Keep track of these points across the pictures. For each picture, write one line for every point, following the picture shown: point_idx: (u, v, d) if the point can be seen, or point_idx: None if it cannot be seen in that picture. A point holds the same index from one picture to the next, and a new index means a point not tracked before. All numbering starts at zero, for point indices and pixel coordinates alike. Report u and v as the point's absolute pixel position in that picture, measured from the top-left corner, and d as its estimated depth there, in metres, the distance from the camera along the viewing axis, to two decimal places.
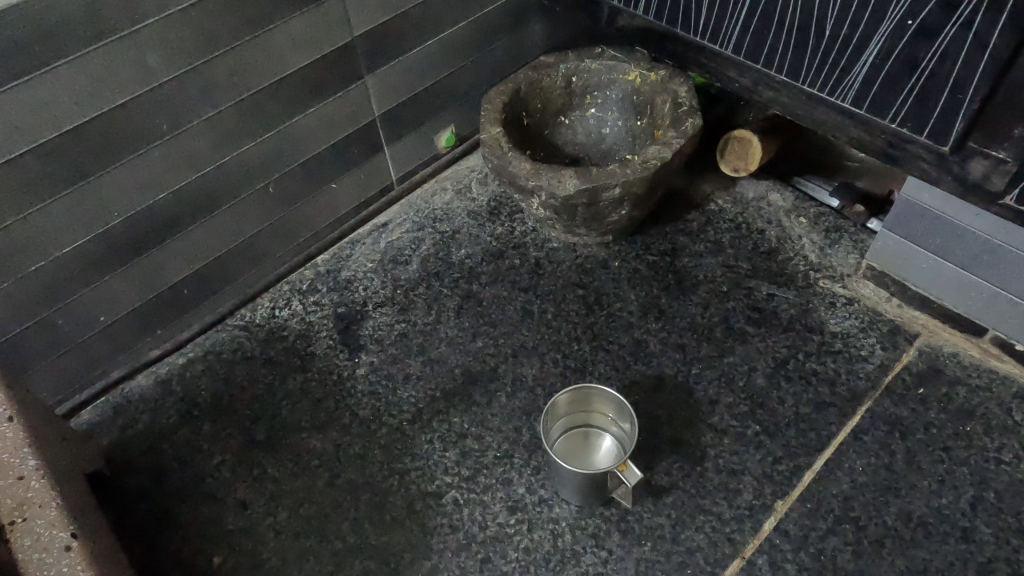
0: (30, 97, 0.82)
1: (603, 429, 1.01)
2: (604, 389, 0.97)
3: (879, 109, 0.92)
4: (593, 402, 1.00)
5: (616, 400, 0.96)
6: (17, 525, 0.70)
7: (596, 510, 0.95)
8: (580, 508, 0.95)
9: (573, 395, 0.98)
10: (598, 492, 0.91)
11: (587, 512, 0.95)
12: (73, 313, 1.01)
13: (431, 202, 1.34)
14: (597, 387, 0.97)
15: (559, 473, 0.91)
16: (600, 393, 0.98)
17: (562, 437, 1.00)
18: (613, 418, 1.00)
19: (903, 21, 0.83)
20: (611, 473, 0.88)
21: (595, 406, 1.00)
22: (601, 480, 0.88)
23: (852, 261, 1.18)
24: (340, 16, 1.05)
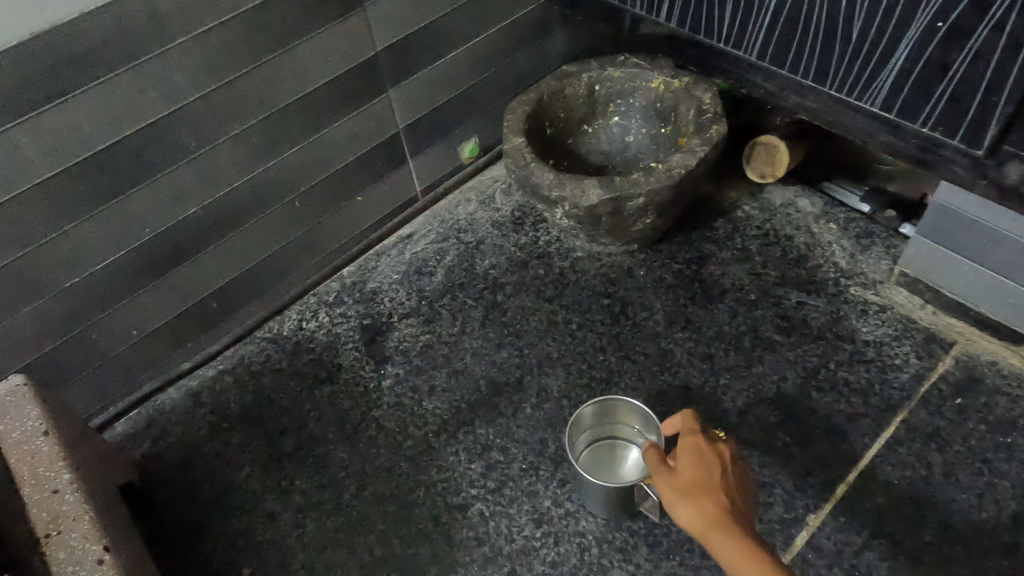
0: (62, 118, 0.83)
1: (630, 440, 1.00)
2: (629, 401, 0.96)
3: (909, 113, 0.90)
4: (618, 414, 0.99)
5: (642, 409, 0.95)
6: (50, 539, 0.71)
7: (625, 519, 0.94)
8: (607, 520, 0.94)
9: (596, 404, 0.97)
10: (625, 502, 0.90)
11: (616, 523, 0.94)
12: (106, 328, 1.03)
13: (455, 213, 1.34)
14: (622, 399, 0.96)
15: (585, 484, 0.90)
16: (626, 405, 0.96)
17: (587, 450, 0.99)
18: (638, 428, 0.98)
19: (933, 23, 0.81)
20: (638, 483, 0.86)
21: (620, 417, 0.99)
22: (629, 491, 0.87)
23: (885, 267, 1.15)
24: (363, 32, 1.06)
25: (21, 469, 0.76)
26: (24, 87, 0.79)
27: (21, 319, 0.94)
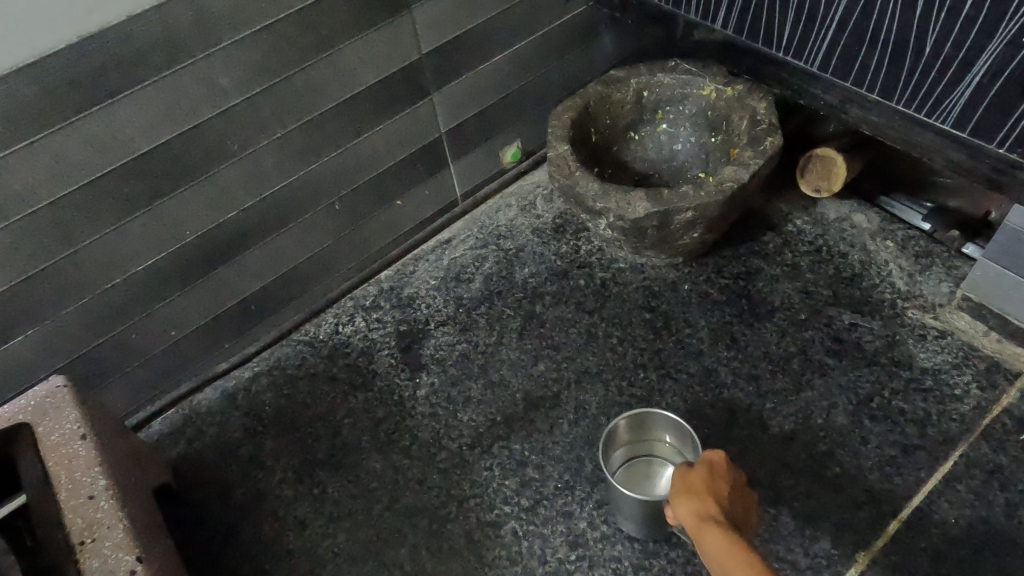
0: (107, 120, 0.83)
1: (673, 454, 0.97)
2: (662, 416, 0.93)
3: (984, 132, 0.85)
4: (653, 427, 0.95)
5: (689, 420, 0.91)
6: (86, 545, 0.71)
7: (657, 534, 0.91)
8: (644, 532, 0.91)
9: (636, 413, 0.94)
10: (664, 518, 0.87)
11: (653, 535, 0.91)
12: (146, 328, 1.03)
13: (495, 219, 1.32)
14: (655, 414, 0.93)
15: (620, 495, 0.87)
16: (659, 420, 0.94)
17: (622, 467, 0.97)
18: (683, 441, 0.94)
19: (1016, 38, 0.75)
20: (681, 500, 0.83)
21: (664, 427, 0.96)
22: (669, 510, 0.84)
23: (946, 290, 1.09)
24: (409, 35, 1.04)
25: (59, 472, 0.76)
26: (70, 90, 0.78)
27: (62, 318, 0.94)
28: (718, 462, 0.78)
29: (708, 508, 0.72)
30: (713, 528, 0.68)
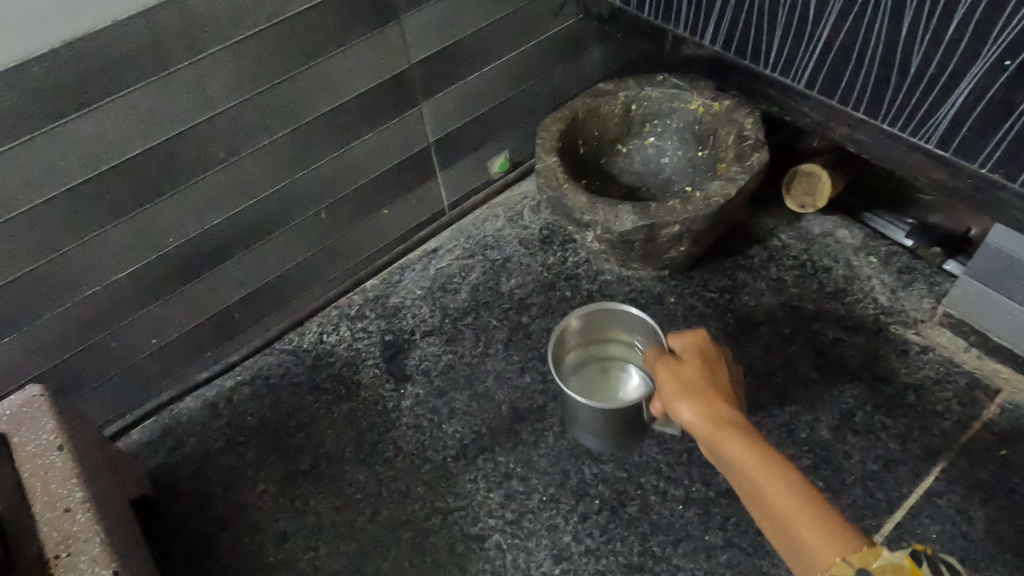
0: (91, 126, 0.82)
1: (627, 343, 1.05)
2: (617, 325, 1.03)
3: (966, 152, 0.86)
4: (608, 337, 1.05)
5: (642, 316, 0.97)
6: (60, 560, 0.70)
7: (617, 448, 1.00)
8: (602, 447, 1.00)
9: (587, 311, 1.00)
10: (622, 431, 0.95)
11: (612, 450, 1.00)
12: (126, 336, 1.02)
13: (483, 229, 1.32)
14: (610, 323, 1.03)
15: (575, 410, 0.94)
16: (613, 329, 1.03)
17: (578, 376, 1.06)
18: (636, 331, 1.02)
19: (999, 61, 0.77)
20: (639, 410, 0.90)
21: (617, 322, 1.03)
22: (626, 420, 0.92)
23: (927, 306, 1.11)
24: (399, 45, 1.04)
25: (34, 484, 0.75)
26: (54, 94, 0.77)
27: (40, 326, 0.92)
28: (702, 353, 0.75)
29: (715, 408, 0.67)
30: (736, 438, 0.62)
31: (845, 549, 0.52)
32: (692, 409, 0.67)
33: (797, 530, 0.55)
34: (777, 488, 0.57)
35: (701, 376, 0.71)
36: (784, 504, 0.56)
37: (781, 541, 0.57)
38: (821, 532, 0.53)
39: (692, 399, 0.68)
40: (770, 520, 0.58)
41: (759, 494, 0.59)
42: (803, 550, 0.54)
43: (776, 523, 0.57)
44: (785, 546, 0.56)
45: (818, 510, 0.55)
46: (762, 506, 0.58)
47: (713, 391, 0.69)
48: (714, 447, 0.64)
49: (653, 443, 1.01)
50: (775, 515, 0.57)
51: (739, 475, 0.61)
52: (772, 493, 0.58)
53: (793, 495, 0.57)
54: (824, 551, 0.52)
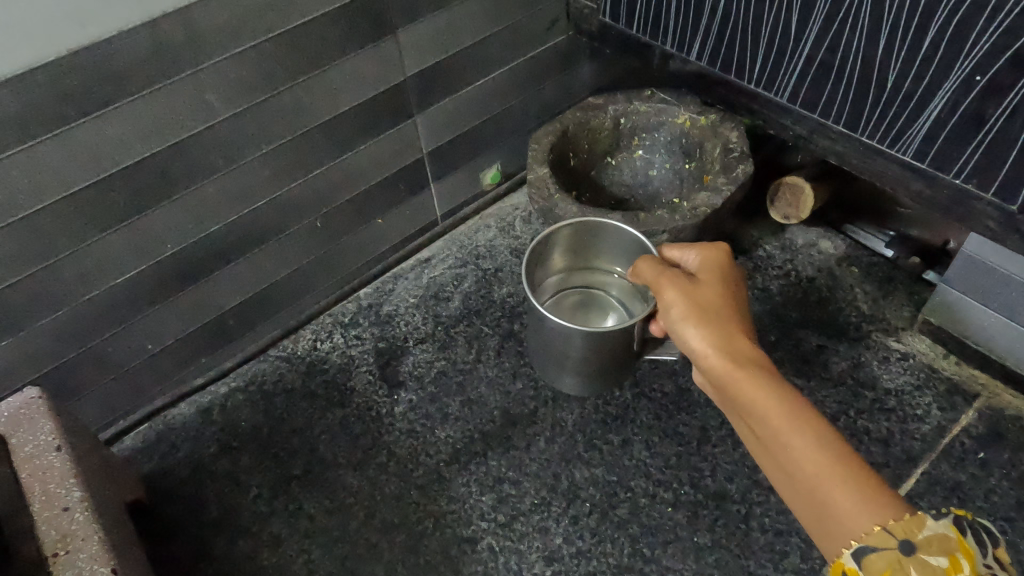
0: (94, 133, 0.83)
1: (609, 272, 1.11)
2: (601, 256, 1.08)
3: (941, 164, 0.90)
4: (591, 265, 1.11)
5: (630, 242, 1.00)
6: (58, 558, 0.71)
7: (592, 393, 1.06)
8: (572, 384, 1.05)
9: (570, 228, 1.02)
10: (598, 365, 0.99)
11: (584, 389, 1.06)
12: (122, 341, 1.03)
13: (475, 239, 1.34)
14: (596, 253, 1.08)
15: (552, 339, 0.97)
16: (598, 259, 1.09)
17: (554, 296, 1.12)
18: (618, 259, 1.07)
19: (970, 77, 0.81)
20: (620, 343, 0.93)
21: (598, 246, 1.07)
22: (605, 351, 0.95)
23: (907, 314, 1.14)
24: (395, 58, 1.07)
25: (32, 484, 0.76)
26: (59, 101, 0.79)
27: (37, 330, 0.93)
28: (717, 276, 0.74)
29: (735, 345, 0.67)
30: (759, 382, 0.63)
31: (880, 513, 0.54)
32: (710, 342, 0.67)
33: (828, 486, 0.57)
34: (807, 439, 0.59)
35: (717, 303, 0.71)
36: (815, 454, 0.58)
37: (802, 487, 0.59)
38: (854, 492, 0.56)
39: (710, 328, 0.68)
40: (794, 469, 0.60)
41: (785, 441, 0.60)
42: (830, 506, 0.57)
43: (801, 476, 0.59)
44: (806, 494, 0.59)
45: (852, 467, 0.57)
46: (786, 453, 0.60)
47: (729, 322, 0.69)
48: (732, 383, 0.65)
49: (643, 447, 1.03)
50: (802, 465, 0.59)
51: (761, 416, 0.62)
52: (803, 443, 0.59)
53: (826, 450, 0.58)
54: (859, 513, 0.55)
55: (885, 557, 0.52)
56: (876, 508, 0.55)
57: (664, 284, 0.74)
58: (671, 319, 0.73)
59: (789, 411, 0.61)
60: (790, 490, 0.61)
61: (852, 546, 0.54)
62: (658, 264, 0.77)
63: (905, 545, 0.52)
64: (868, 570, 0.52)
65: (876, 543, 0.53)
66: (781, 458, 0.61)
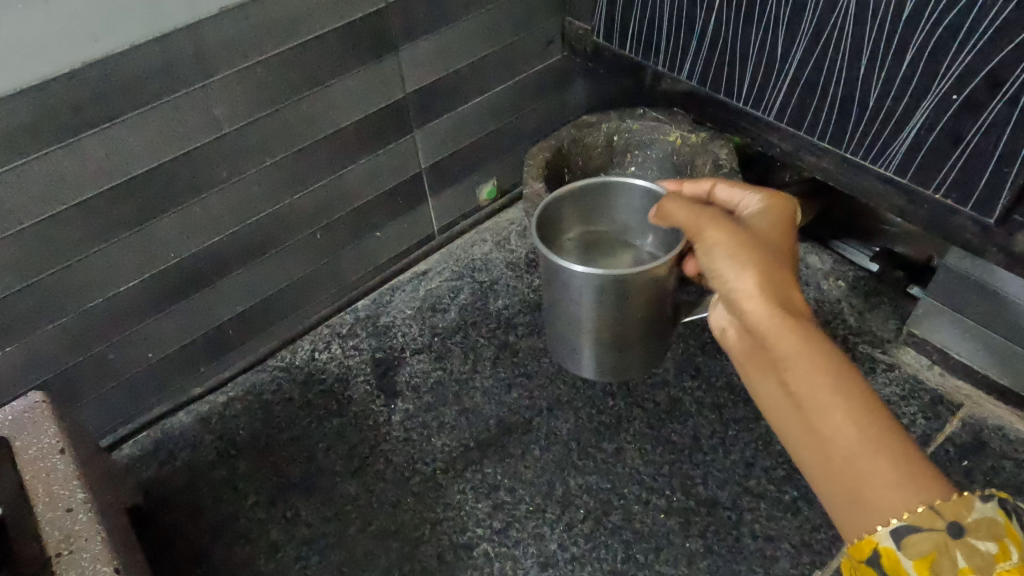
0: (103, 144, 0.86)
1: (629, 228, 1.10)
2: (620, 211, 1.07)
3: (922, 179, 0.93)
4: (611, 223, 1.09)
5: (646, 195, 1.02)
6: (61, 557, 0.72)
7: (615, 370, 1.10)
8: (597, 358, 1.08)
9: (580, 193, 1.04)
10: (620, 328, 1.02)
11: (610, 362, 1.08)
12: (123, 349, 1.04)
13: (471, 253, 1.37)
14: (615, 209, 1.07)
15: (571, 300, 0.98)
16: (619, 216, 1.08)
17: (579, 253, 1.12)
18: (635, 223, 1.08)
19: (947, 95, 0.85)
20: (640, 294, 0.95)
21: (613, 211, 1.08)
22: (627, 305, 0.97)
23: (893, 327, 1.17)
24: (395, 75, 1.10)
25: (36, 485, 0.77)
26: (71, 113, 0.81)
27: (40, 337, 0.94)
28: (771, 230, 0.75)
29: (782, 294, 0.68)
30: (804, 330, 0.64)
31: (926, 492, 0.53)
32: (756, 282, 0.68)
33: (865, 457, 0.56)
34: (847, 403, 0.58)
35: (768, 252, 0.72)
36: (851, 415, 0.57)
37: (830, 456, 0.58)
38: (891, 467, 0.55)
39: (756, 271, 0.69)
40: (825, 433, 0.58)
41: (820, 400, 0.59)
42: (863, 478, 0.55)
43: (832, 442, 0.57)
44: (833, 461, 0.57)
45: (894, 442, 0.56)
46: (817, 414, 0.59)
47: (777, 271, 0.70)
48: (773, 334, 0.65)
49: (636, 455, 1.05)
50: (836, 429, 0.57)
51: (798, 371, 0.61)
52: (842, 408, 0.58)
53: (866, 421, 0.57)
54: (893, 493, 0.54)
55: (931, 538, 0.51)
56: (911, 490, 0.54)
57: (708, 223, 0.75)
58: (714, 254, 0.73)
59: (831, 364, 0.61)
60: (800, 442, 0.61)
61: (889, 525, 0.53)
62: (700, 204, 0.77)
63: (952, 526, 0.51)
64: (908, 550, 0.52)
65: (918, 523, 0.52)
66: (811, 418, 0.59)
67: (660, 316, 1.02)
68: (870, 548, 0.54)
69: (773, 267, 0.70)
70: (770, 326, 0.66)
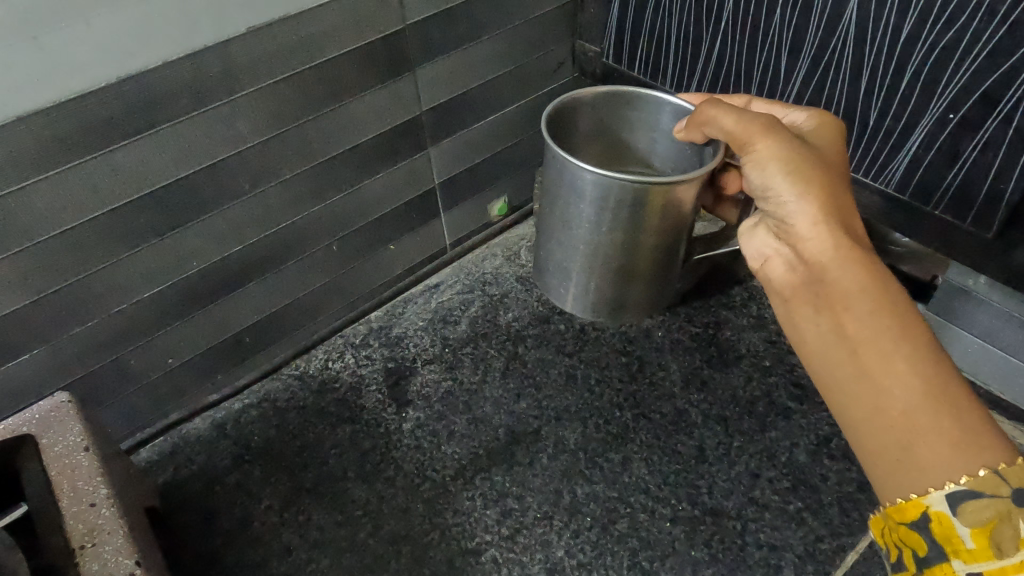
0: (134, 155, 0.90)
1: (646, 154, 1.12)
2: (637, 129, 1.09)
3: (922, 195, 0.97)
4: (629, 145, 1.11)
5: (671, 118, 1.03)
6: (85, 549, 0.74)
7: (614, 300, 1.10)
8: (597, 284, 1.07)
9: (604, 101, 1.05)
10: (625, 256, 1.01)
11: (609, 291, 1.08)
12: (144, 354, 1.07)
13: (481, 267, 1.40)
14: (632, 127, 1.09)
15: (579, 210, 0.97)
16: (635, 135, 1.10)
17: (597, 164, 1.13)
18: (653, 146, 1.09)
19: (945, 114, 0.88)
20: (653, 217, 0.94)
21: (633, 128, 1.09)
22: (638, 229, 0.96)
23: None
24: (412, 94, 1.15)
25: (61, 481, 0.80)
26: (105, 124, 0.85)
27: (65, 340, 0.97)
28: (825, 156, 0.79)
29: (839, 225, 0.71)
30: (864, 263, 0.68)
31: (990, 455, 0.54)
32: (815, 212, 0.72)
33: (925, 409, 0.58)
34: (909, 351, 0.61)
35: (827, 180, 0.75)
36: (910, 357, 0.60)
37: (886, 405, 0.60)
38: (950, 426, 0.56)
39: (814, 199, 0.73)
40: (883, 383, 0.61)
41: (882, 345, 0.62)
42: (918, 433, 0.57)
43: (891, 391, 0.60)
44: (887, 412, 0.60)
45: (955, 400, 0.57)
46: (877, 359, 0.62)
47: (834, 200, 0.73)
48: (832, 265, 0.69)
49: (642, 465, 1.07)
50: (896, 378, 0.60)
51: (858, 311, 0.65)
52: (905, 354, 0.61)
53: (930, 375, 0.59)
54: (951, 454, 0.55)
55: (992, 506, 0.51)
56: (970, 451, 0.55)
57: (761, 139, 0.77)
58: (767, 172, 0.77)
59: (889, 301, 0.64)
60: (846, 375, 0.65)
61: (944, 489, 0.54)
62: (748, 111, 0.80)
63: (1017, 494, 0.50)
64: (964, 517, 0.52)
65: (978, 488, 0.52)
66: (868, 363, 0.63)
67: (670, 247, 1.01)
68: (920, 510, 0.55)
69: (831, 193, 0.73)
70: (828, 253, 0.70)
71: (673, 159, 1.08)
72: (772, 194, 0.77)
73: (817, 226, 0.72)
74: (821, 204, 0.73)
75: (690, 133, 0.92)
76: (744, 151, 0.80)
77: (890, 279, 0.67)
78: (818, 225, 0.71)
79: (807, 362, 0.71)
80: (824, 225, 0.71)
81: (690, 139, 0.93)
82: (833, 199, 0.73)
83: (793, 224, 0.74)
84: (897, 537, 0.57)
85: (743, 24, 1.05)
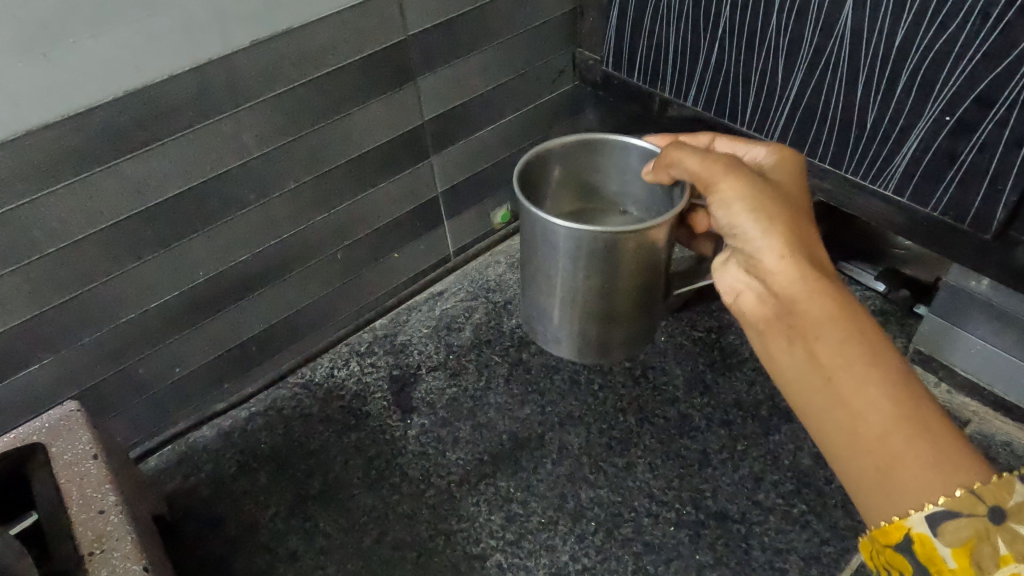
0: (142, 169, 0.91)
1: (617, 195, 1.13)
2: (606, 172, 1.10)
3: (920, 198, 0.97)
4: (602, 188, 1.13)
5: (638, 160, 1.04)
6: (94, 556, 0.75)
7: (596, 340, 1.10)
8: (578, 326, 1.08)
9: (572, 149, 1.06)
10: (602, 300, 1.02)
11: (592, 332, 1.09)
12: (151, 363, 1.08)
13: (486, 274, 1.41)
14: (602, 172, 1.10)
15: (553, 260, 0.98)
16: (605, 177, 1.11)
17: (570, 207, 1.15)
18: (626, 187, 1.10)
19: (941, 116, 0.89)
20: (627, 263, 0.95)
21: (603, 172, 1.10)
22: (612, 276, 0.97)
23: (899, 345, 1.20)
24: (414, 103, 1.16)
25: (71, 489, 0.81)
26: (112, 137, 0.86)
27: (74, 351, 0.99)
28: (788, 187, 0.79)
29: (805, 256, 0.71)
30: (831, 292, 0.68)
31: (965, 475, 0.55)
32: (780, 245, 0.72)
33: (900, 433, 0.58)
34: (881, 376, 0.61)
35: (790, 211, 0.75)
36: (882, 381, 0.61)
37: (863, 432, 0.61)
38: (925, 448, 0.57)
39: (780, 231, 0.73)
40: (858, 409, 0.61)
41: (854, 372, 0.62)
42: (897, 457, 0.58)
43: (866, 417, 0.61)
44: (865, 438, 0.60)
45: (929, 423, 0.58)
46: (851, 386, 0.62)
47: (798, 231, 0.73)
48: (802, 296, 0.69)
49: (646, 469, 1.07)
50: (871, 404, 0.61)
51: (830, 340, 0.65)
52: (877, 381, 0.61)
53: (903, 399, 0.59)
54: (930, 475, 0.56)
55: (970, 525, 0.51)
56: (947, 473, 0.55)
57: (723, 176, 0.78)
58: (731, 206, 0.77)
59: (858, 328, 0.65)
60: (823, 402, 0.65)
61: (924, 511, 0.55)
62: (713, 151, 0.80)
63: (992, 512, 0.51)
64: (944, 537, 0.52)
65: (956, 508, 0.53)
66: (843, 390, 0.63)
67: (648, 288, 1.02)
68: (903, 532, 0.56)
69: (795, 224, 0.74)
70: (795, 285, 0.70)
71: (645, 202, 1.09)
72: (738, 231, 0.77)
73: (783, 259, 0.71)
74: (787, 235, 0.73)
75: (657, 175, 0.92)
76: (708, 191, 0.80)
77: (856, 306, 0.67)
78: (784, 258, 0.71)
79: (784, 391, 0.71)
80: (790, 258, 0.71)
81: (658, 181, 0.93)
82: (799, 231, 0.73)
83: (760, 256, 0.74)
84: (884, 560, 0.57)
85: (740, 30, 1.06)
